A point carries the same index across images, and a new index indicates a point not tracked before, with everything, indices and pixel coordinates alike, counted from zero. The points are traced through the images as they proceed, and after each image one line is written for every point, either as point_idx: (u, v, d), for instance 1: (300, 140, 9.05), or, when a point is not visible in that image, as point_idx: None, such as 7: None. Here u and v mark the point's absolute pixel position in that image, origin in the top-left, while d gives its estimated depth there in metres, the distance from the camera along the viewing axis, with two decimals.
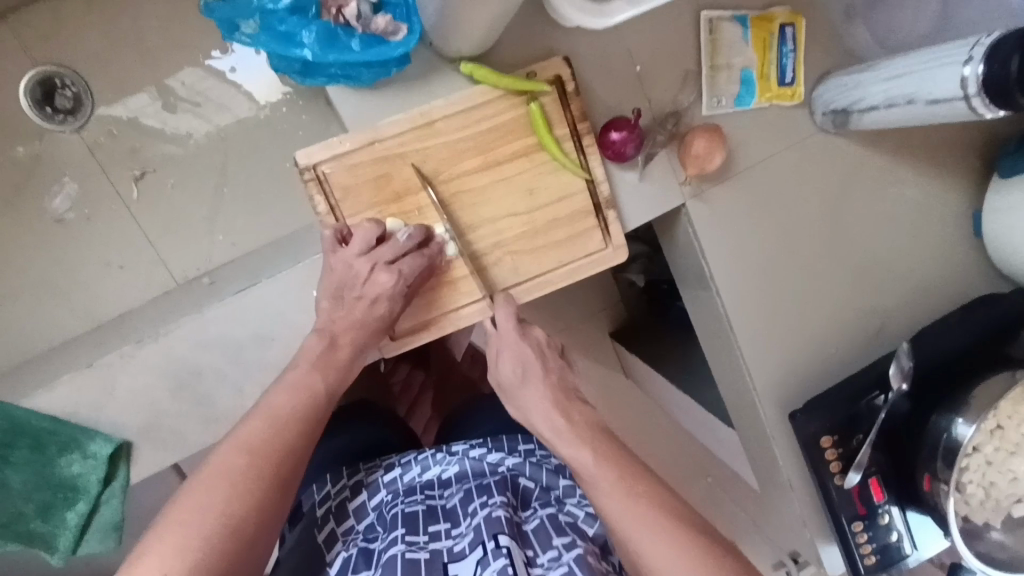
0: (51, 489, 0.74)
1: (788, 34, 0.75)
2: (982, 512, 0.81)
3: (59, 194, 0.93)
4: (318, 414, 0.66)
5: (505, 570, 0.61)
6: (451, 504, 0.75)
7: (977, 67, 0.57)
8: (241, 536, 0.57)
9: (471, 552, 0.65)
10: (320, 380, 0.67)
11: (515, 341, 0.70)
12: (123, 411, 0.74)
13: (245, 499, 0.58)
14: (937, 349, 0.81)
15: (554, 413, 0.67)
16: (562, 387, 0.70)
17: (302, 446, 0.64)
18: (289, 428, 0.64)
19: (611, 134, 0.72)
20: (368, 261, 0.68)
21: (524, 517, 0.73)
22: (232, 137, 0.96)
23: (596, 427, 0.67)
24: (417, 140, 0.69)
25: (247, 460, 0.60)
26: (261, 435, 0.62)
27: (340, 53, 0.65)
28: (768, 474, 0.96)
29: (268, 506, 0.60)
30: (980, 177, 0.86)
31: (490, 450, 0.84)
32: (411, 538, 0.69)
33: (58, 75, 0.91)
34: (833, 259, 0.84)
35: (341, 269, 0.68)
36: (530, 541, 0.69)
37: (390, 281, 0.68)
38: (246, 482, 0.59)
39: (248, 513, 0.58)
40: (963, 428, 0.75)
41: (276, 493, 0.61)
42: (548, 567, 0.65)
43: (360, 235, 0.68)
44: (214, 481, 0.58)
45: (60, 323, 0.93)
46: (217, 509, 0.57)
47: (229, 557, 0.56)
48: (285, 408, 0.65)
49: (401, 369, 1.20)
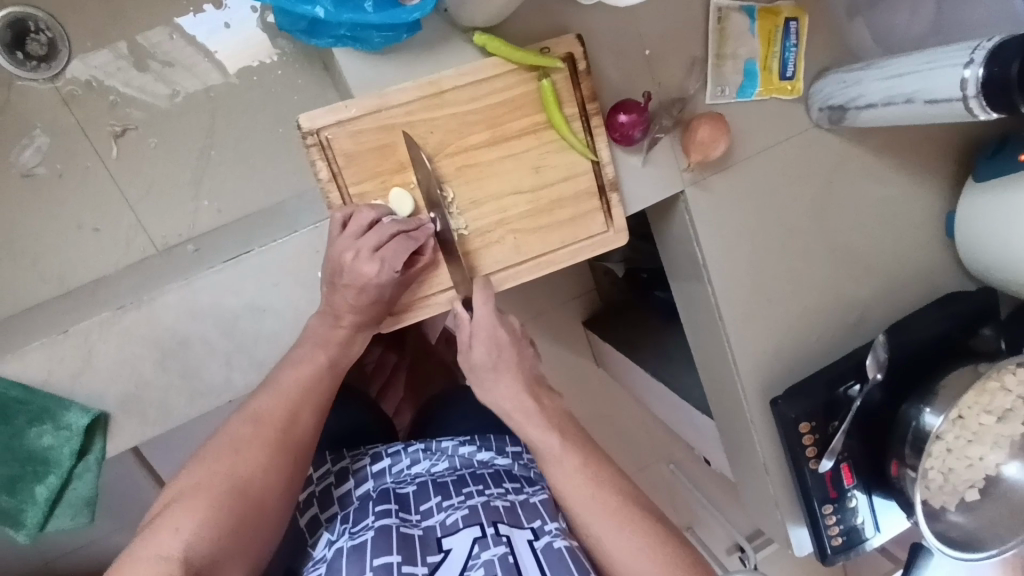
0: (19, 462, 0.69)
1: (792, 28, 0.76)
2: (939, 495, 0.87)
3: (29, 147, 0.87)
4: (326, 388, 0.68)
5: (505, 558, 0.60)
6: (442, 480, 0.74)
7: (977, 70, 0.59)
8: (249, 497, 0.59)
9: (466, 527, 0.64)
10: (323, 355, 0.67)
11: (492, 326, 0.68)
12: (104, 381, 0.70)
13: (251, 463, 0.61)
14: (911, 341, 0.86)
15: (524, 394, 0.69)
16: (527, 376, 0.71)
17: (314, 415, 0.66)
18: (300, 399, 0.65)
19: (619, 116, 0.72)
20: (354, 245, 0.65)
21: (527, 493, 0.73)
22: (217, 98, 0.91)
23: (562, 415, 0.70)
24: (425, 109, 0.67)
25: (254, 429, 0.63)
26: (272, 403, 0.64)
27: (352, 13, 0.62)
28: (744, 460, 0.99)
29: (279, 473, 0.62)
30: (958, 180, 0.90)
31: (478, 448, 0.82)
32: (403, 516, 0.68)
33: (31, 18, 0.84)
34: (817, 253, 0.87)
35: (334, 254, 0.65)
36: (535, 513, 0.68)
37: (374, 270, 0.64)
38: (251, 448, 0.61)
39: (255, 476, 0.60)
40: (931, 417, 0.80)
41: (289, 462, 0.63)
42: (555, 535, 0.64)
43: (357, 217, 0.65)
44: (222, 449, 0.61)
45: (29, 286, 0.88)
46: (225, 472, 0.59)
47: (238, 518, 0.57)
48: (293, 382, 0.66)
49: (374, 351, 1.16)
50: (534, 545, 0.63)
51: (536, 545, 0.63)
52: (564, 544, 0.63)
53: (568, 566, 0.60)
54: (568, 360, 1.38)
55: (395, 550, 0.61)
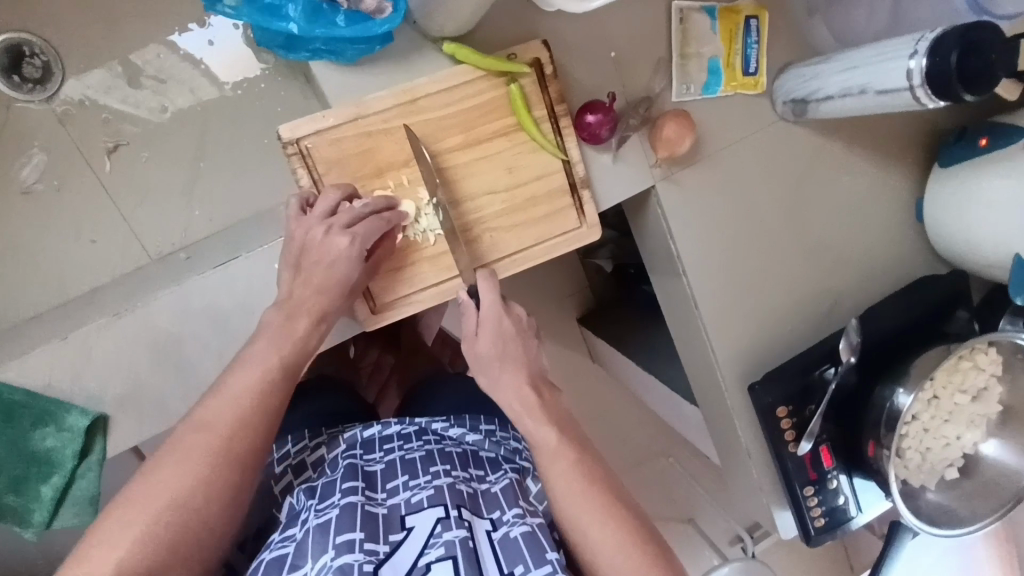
0: (25, 463, 0.73)
1: (753, 26, 0.79)
2: (919, 475, 0.89)
3: (28, 165, 0.91)
4: (280, 390, 0.65)
5: (466, 541, 0.62)
6: (410, 457, 0.74)
7: (921, 61, 0.62)
8: (191, 511, 0.57)
9: (431, 507, 0.65)
10: (276, 356, 0.65)
11: (497, 316, 0.71)
12: (105, 383, 0.73)
13: (194, 475, 0.58)
14: (882, 324, 0.88)
15: (524, 388, 0.71)
16: (529, 368, 0.73)
17: (267, 419, 0.63)
18: (252, 405, 0.62)
19: (586, 117, 0.75)
20: (324, 223, 0.67)
21: (490, 482, 0.75)
22: (206, 112, 0.95)
23: (561, 412, 0.72)
24: (401, 117, 0.71)
25: (200, 437, 0.60)
26: (218, 410, 0.61)
27: (325, 28, 0.66)
28: (729, 446, 1.02)
29: (225, 483, 0.59)
30: (925, 167, 0.93)
31: (451, 425, 0.84)
32: (369, 494, 0.69)
33: (26, 43, 0.89)
34: (789, 241, 0.89)
35: (301, 234, 0.68)
36: (496, 502, 0.71)
37: (344, 243, 0.67)
38: (195, 459, 0.58)
39: (199, 489, 0.58)
40: (904, 398, 0.82)
41: (237, 471, 0.60)
42: (512, 523, 0.67)
43: (324, 199, 0.68)
44: (166, 458, 0.59)
45: (31, 296, 0.91)
46: (168, 485, 0.57)
47: (179, 533, 0.56)
48: (246, 386, 0.63)
49: (371, 354, 1.21)
50: (492, 536, 0.66)
51: (494, 536, 0.66)
52: (520, 532, 0.65)
53: (523, 554, 0.63)
54: (560, 355, 1.41)
55: (358, 528, 0.62)
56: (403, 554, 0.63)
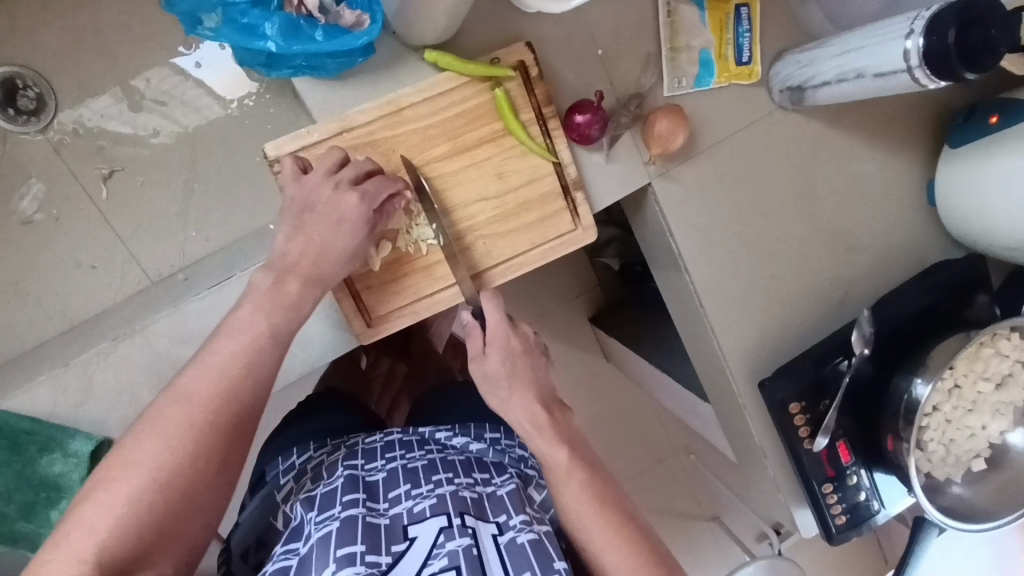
0: (38, 487, 0.75)
1: (743, 14, 0.77)
2: (944, 467, 0.86)
3: (26, 195, 0.93)
4: (269, 358, 0.61)
5: (469, 550, 0.62)
6: (412, 466, 0.74)
7: (918, 40, 0.60)
8: (174, 489, 0.54)
9: (434, 517, 0.65)
10: (265, 323, 0.61)
11: (504, 336, 0.72)
12: (107, 407, 0.74)
13: (175, 450, 0.55)
14: (896, 312, 0.85)
15: (535, 408, 0.71)
16: (540, 389, 0.73)
17: (254, 392, 0.60)
18: (237, 375, 0.59)
19: (575, 117, 0.74)
20: (331, 179, 0.66)
21: (496, 485, 0.74)
22: (200, 133, 0.96)
23: (572, 433, 0.71)
24: (386, 128, 0.70)
25: (180, 410, 0.56)
26: (199, 382, 0.58)
27: (304, 44, 0.66)
28: (744, 446, 0.99)
29: (209, 457, 0.56)
30: (933, 149, 0.90)
31: (456, 433, 0.84)
32: (371, 505, 0.68)
33: (18, 76, 0.91)
34: (794, 233, 0.87)
35: (303, 194, 0.66)
36: (501, 506, 0.70)
37: (353, 200, 0.65)
38: (175, 435, 0.55)
39: (180, 465, 0.55)
40: (921, 388, 0.79)
41: (221, 442, 0.57)
42: (519, 530, 0.66)
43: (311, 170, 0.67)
44: (144, 432, 0.55)
45: (36, 324, 0.93)
46: (146, 462, 0.54)
47: (164, 512, 0.53)
48: (228, 354, 0.60)
49: (384, 362, 1.21)
50: (498, 539, 0.65)
51: (500, 539, 0.66)
52: (527, 539, 0.65)
53: (531, 561, 0.63)
54: (571, 357, 1.39)
55: (359, 541, 0.62)
56: (404, 566, 0.62)
